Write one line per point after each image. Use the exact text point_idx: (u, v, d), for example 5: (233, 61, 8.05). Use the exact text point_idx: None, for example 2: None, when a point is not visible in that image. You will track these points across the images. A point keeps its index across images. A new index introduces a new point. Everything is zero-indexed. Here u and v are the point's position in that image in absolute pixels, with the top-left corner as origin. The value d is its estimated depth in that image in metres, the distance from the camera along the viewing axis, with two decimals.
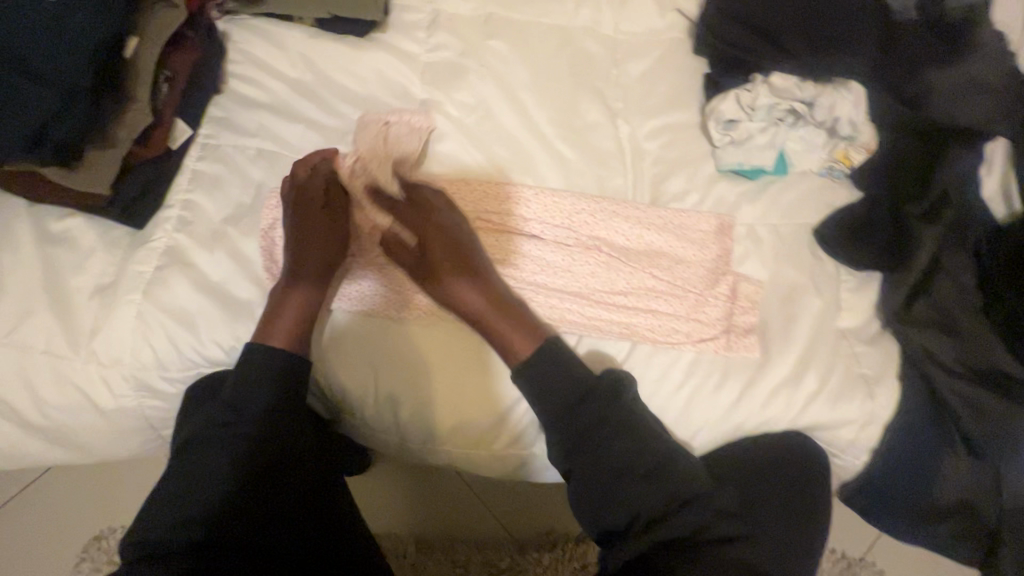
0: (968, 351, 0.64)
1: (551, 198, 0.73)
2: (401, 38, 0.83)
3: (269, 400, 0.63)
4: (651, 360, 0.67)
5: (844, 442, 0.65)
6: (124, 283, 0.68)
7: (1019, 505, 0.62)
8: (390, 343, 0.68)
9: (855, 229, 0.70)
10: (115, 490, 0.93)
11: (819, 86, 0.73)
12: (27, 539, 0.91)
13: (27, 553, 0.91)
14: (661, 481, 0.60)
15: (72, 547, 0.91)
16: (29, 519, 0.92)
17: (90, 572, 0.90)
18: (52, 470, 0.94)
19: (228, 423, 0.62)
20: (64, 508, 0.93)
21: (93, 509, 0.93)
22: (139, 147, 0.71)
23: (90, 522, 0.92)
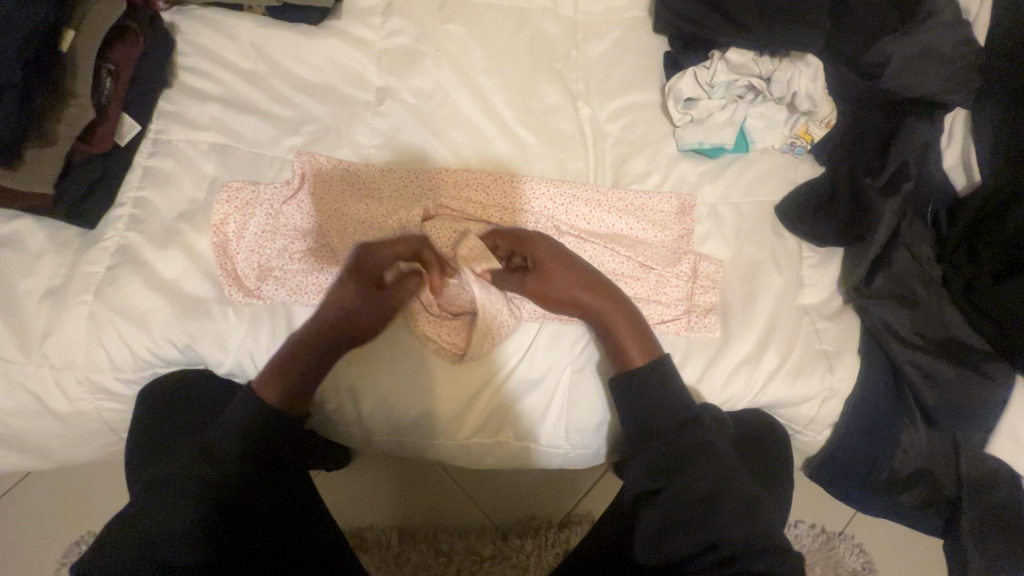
0: (925, 322, 0.64)
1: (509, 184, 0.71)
2: (355, 24, 0.81)
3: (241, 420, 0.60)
4: None
5: (804, 418, 0.66)
6: (74, 285, 0.67)
7: (976, 473, 0.63)
8: None
9: (815, 205, 0.70)
10: (85, 492, 0.93)
11: (775, 61, 0.73)
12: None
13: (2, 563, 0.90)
14: (695, 484, 0.55)
15: (47, 553, 0.90)
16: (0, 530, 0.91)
17: None
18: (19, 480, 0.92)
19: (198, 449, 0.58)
20: (35, 515, 0.92)
21: (66, 513, 0.92)
22: (78, 143, 0.68)
23: (63, 527, 0.91)
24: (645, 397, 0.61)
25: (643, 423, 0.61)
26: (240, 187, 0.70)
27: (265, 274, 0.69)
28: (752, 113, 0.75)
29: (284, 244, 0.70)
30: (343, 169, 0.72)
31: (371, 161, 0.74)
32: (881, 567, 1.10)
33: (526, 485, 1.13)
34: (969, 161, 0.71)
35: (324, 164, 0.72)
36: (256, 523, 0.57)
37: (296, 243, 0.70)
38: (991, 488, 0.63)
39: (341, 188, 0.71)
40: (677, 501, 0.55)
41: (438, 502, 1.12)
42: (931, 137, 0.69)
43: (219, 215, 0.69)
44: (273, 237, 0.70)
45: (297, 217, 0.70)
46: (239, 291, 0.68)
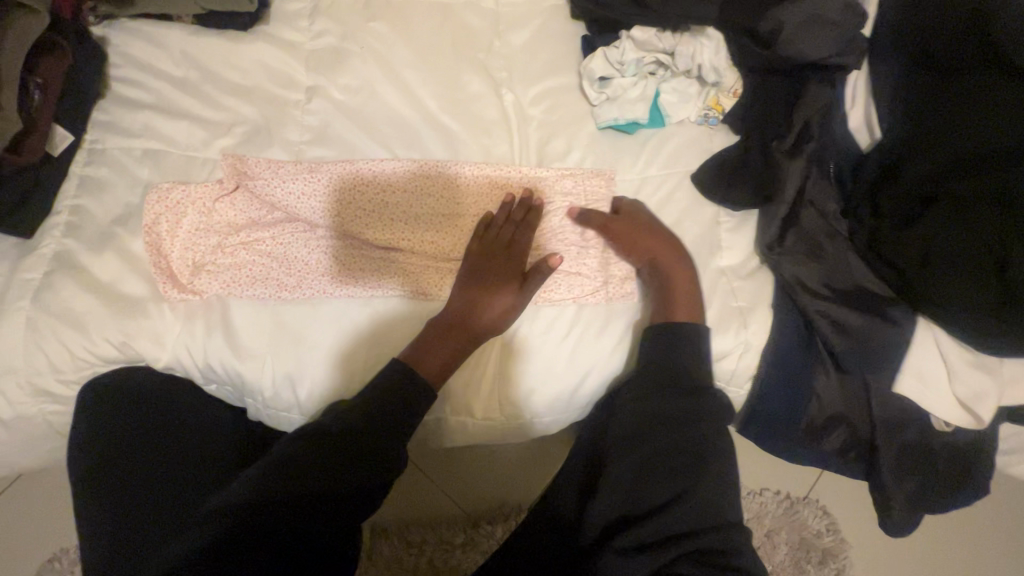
0: (830, 273, 0.67)
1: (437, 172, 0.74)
2: (283, 28, 0.84)
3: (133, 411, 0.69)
4: (537, 315, 0.70)
5: (726, 373, 0.68)
6: (12, 292, 0.68)
7: (886, 414, 0.67)
8: (276, 323, 0.69)
9: (729, 170, 0.72)
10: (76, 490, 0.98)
11: (677, 36, 0.77)
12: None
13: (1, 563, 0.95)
14: (675, 422, 0.59)
15: (43, 548, 0.96)
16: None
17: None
18: (23, 480, 0.99)
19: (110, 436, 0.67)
20: (31, 512, 0.97)
21: (61, 511, 0.98)
22: (8, 155, 0.69)
23: (59, 525, 0.97)
24: (670, 346, 0.64)
25: (650, 368, 0.64)
26: (170, 188, 0.72)
27: (197, 269, 0.71)
28: (665, 88, 0.78)
29: (214, 239, 0.72)
30: (267, 166, 0.74)
31: (301, 157, 0.77)
32: (844, 527, 1.12)
33: (491, 468, 1.11)
34: (869, 120, 0.73)
35: (248, 166, 0.74)
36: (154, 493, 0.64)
37: (227, 238, 0.72)
38: (901, 428, 0.67)
39: (269, 182, 0.72)
40: (662, 450, 0.57)
41: (407, 493, 1.10)
42: (831, 100, 0.72)
43: (151, 214, 0.71)
44: (202, 233, 0.72)
45: (229, 214, 0.73)
46: (172, 287, 0.70)
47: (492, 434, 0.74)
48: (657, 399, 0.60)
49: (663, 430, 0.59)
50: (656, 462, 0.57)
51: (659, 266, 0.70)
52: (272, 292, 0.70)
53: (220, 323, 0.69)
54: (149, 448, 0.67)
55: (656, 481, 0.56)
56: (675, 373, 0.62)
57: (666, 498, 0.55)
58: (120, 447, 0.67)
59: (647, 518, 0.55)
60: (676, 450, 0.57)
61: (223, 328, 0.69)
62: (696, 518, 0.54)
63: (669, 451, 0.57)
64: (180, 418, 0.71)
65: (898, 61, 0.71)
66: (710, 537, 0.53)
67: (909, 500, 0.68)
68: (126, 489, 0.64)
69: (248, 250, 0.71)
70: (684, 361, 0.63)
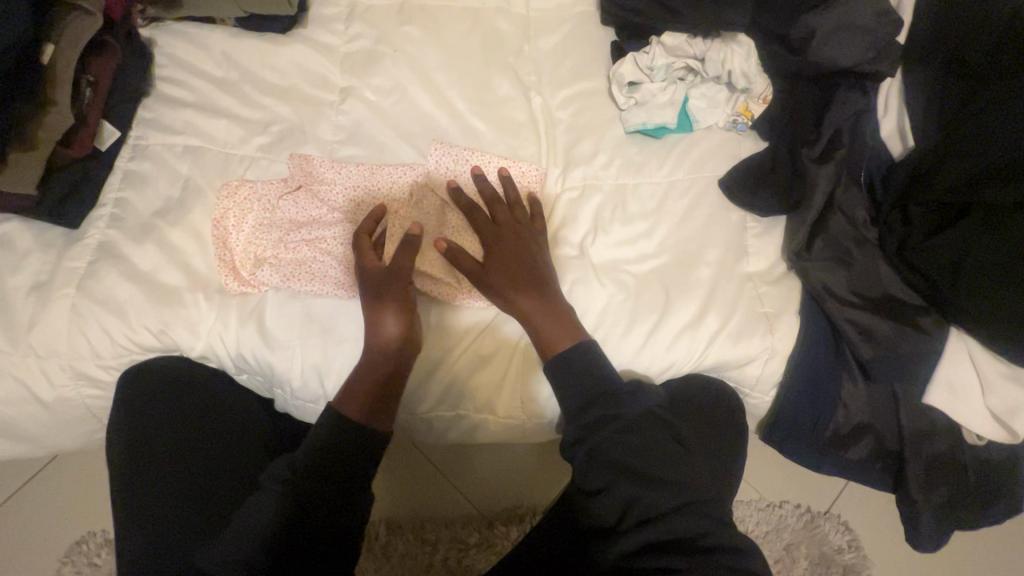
0: (859, 281, 0.67)
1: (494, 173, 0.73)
2: (319, 31, 0.86)
3: (158, 409, 0.71)
4: None
5: (751, 377, 0.69)
6: (58, 279, 0.71)
7: (915, 426, 0.66)
8: (332, 319, 0.72)
9: (757, 176, 0.72)
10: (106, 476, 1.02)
11: (708, 42, 0.78)
12: (31, 528, 0.99)
13: (32, 542, 0.99)
14: (620, 425, 0.59)
15: (73, 531, 1.00)
16: (30, 510, 1.00)
17: (84, 560, 0.98)
18: (56, 462, 1.02)
19: (134, 437, 0.70)
20: (62, 495, 1.01)
21: (90, 496, 1.01)
22: (60, 148, 0.73)
23: (88, 510, 1.00)
24: (570, 376, 0.62)
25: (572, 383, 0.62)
26: (238, 185, 0.75)
27: (258, 262, 0.72)
28: (694, 94, 0.78)
29: (273, 235, 0.73)
30: (331, 165, 0.74)
31: (334, 155, 0.79)
32: (867, 544, 1.09)
33: (508, 470, 1.12)
34: (903, 129, 0.73)
35: (315, 166, 0.74)
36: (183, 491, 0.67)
37: (288, 234, 0.73)
38: (932, 440, 0.66)
39: (336, 184, 0.74)
40: (620, 450, 0.58)
41: (424, 493, 1.10)
42: (862, 106, 0.72)
43: (219, 210, 0.74)
44: (266, 229, 0.73)
45: (291, 210, 0.74)
46: (234, 280, 0.72)
47: (511, 430, 0.75)
48: (582, 405, 0.61)
49: (623, 435, 0.59)
50: (614, 460, 0.58)
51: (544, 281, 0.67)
52: (329, 289, 0.71)
53: (275, 317, 0.71)
54: (167, 450, 0.69)
55: (625, 480, 0.57)
56: (573, 387, 0.62)
57: (631, 499, 0.56)
58: (145, 453, 0.69)
59: (621, 523, 0.56)
60: (635, 451, 0.58)
61: (276, 321, 0.71)
62: (666, 510, 0.55)
63: (625, 450, 0.58)
64: (194, 416, 0.73)
65: (933, 67, 0.70)
66: (680, 524, 0.54)
67: (937, 515, 0.67)
68: (154, 488, 0.67)
69: (308, 247, 0.72)
70: (576, 380, 0.62)
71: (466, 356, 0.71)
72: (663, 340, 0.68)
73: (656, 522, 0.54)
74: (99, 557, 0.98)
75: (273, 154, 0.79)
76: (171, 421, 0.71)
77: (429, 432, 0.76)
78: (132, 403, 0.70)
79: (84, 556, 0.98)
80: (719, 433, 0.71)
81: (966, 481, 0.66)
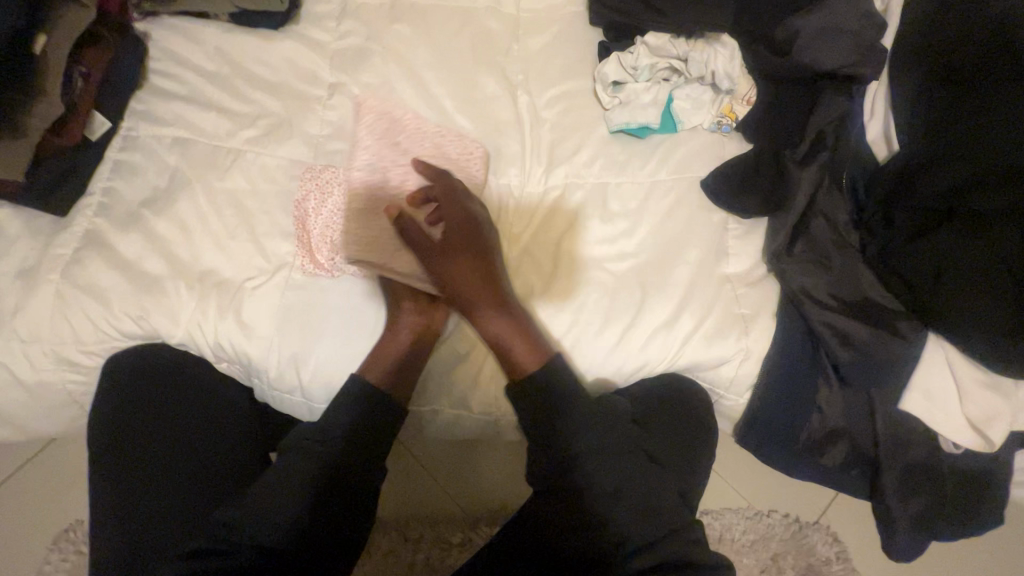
0: (838, 283, 0.66)
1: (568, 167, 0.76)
2: (311, 28, 0.87)
3: (138, 406, 0.72)
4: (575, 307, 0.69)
5: (726, 380, 0.68)
6: (45, 265, 0.72)
7: (893, 433, 0.65)
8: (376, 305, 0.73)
9: (739, 176, 0.72)
10: None
11: (690, 43, 0.78)
12: (18, 514, 1.01)
13: (18, 528, 1.00)
14: (622, 454, 0.62)
15: (58, 518, 1.01)
16: (17, 496, 1.01)
17: (69, 547, 0.99)
18: (44, 450, 1.03)
19: (115, 433, 0.71)
20: (50, 482, 1.02)
21: (78, 484, 1.02)
22: (49, 137, 0.74)
23: (74, 498, 1.02)
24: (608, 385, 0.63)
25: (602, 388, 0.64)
26: (322, 170, 0.77)
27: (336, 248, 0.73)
28: (679, 93, 0.78)
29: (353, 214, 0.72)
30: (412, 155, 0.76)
31: (320, 149, 0.80)
32: (855, 556, 1.08)
33: (494, 467, 1.11)
34: (889, 134, 0.72)
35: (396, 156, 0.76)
36: (155, 487, 0.68)
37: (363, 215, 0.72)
38: (909, 447, 0.65)
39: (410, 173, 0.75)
40: (625, 476, 0.61)
41: (409, 491, 1.10)
42: (846, 109, 0.71)
43: (302, 192, 0.76)
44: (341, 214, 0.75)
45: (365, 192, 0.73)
46: (310, 262, 0.73)
47: (488, 427, 0.76)
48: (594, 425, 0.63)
49: (624, 465, 0.61)
50: (620, 488, 0.61)
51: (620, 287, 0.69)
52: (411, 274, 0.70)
53: (251, 313, 0.72)
54: (156, 475, 0.69)
55: (621, 512, 0.60)
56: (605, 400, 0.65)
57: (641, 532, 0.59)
58: (122, 449, 0.70)
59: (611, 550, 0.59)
60: (640, 476, 0.61)
61: (251, 314, 0.72)
62: (658, 535, 0.59)
63: (632, 482, 0.61)
64: (177, 435, 0.71)
65: (919, 70, 0.69)
66: (667, 550, 0.58)
67: (914, 526, 0.65)
68: (125, 486, 0.68)
69: (362, 217, 0.71)
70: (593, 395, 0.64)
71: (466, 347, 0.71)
72: (640, 340, 0.67)
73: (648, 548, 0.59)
74: (83, 544, 0.99)
75: (260, 148, 0.80)
76: (149, 418, 0.72)
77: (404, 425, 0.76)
78: (110, 398, 0.72)
79: (70, 543, 0.99)
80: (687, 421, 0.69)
81: (944, 487, 0.65)
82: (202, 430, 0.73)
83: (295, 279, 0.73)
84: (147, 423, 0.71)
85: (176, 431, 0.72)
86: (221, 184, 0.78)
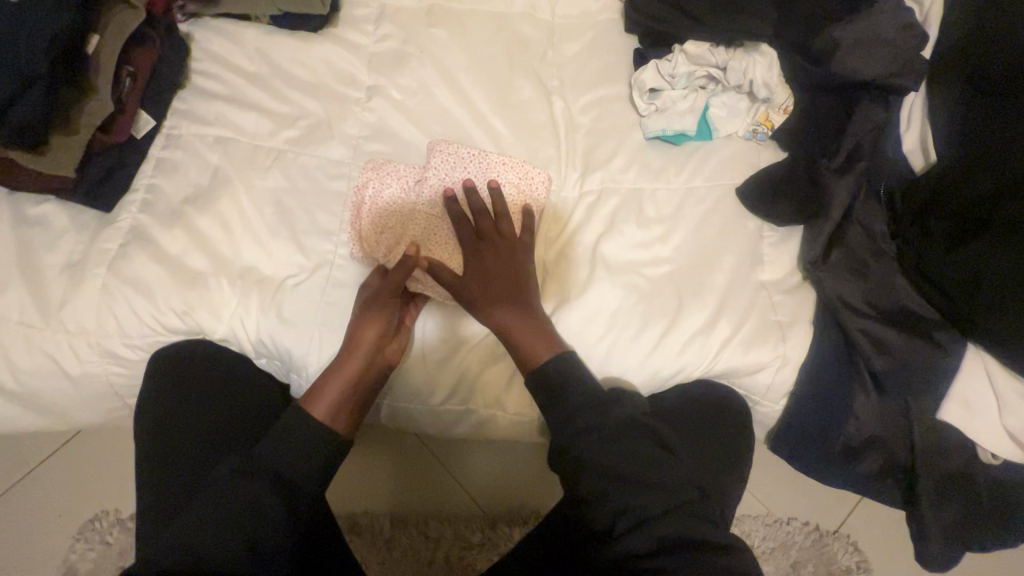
0: (876, 293, 0.67)
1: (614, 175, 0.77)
2: (349, 31, 0.89)
3: (182, 395, 0.76)
4: (597, 313, 0.70)
5: (762, 387, 0.69)
6: (90, 259, 0.74)
7: (931, 444, 0.65)
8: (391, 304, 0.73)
9: (776, 184, 0.72)
10: (123, 455, 1.04)
11: (730, 52, 0.79)
12: (47, 503, 1.02)
13: (46, 516, 1.02)
14: (625, 446, 0.60)
15: (85, 508, 1.02)
16: (46, 484, 1.03)
17: (95, 536, 1.01)
18: (73, 440, 1.05)
19: (158, 419, 0.75)
20: (78, 472, 1.04)
21: (106, 475, 1.04)
22: (99, 134, 0.76)
23: (102, 488, 1.03)
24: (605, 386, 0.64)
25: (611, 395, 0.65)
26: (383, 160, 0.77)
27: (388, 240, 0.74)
28: (715, 102, 0.79)
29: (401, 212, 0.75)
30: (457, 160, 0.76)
31: (358, 151, 0.81)
32: (875, 566, 1.08)
33: (515, 469, 1.12)
34: (926, 142, 0.73)
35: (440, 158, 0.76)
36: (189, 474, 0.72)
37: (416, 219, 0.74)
38: (947, 457, 0.65)
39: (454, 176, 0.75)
40: (625, 464, 0.59)
41: (428, 489, 1.10)
42: (884, 120, 0.72)
43: (362, 179, 0.77)
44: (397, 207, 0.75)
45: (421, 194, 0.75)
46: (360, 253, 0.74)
47: (520, 429, 0.76)
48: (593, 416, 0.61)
49: (627, 450, 0.59)
50: (618, 473, 0.58)
51: (658, 289, 0.70)
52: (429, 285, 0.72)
53: (290, 310, 0.73)
54: (191, 481, 0.72)
55: (613, 489, 0.58)
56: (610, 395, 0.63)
57: (645, 514, 0.56)
58: (164, 437, 0.74)
59: (613, 531, 0.57)
60: (639, 459, 0.59)
61: (289, 312, 0.73)
62: (667, 510, 0.57)
63: (637, 472, 0.58)
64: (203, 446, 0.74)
65: (958, 82, 0.69)
66: (678, 523, 0.55)
67: (948, 537, 0.66)
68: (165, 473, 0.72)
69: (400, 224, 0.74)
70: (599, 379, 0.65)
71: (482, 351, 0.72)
72: (675, 344, 0.68)
73: (655, 522, 0.56)
74: (109, 535, 1.01)
75: (300, 148, 0.81)
76: (190, 408, 0.76)
77: (436, 425, 0.77)
78: (153, 389, 0.75)
79: (96, 532, 1.01)
80: (716, 425, 0.70)
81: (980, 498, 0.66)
82: (241, 421, 0.77)
83: (334, 277, 0.74)
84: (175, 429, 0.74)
85: (215, 422, 0.76)
86: (261, 183, 0.79)
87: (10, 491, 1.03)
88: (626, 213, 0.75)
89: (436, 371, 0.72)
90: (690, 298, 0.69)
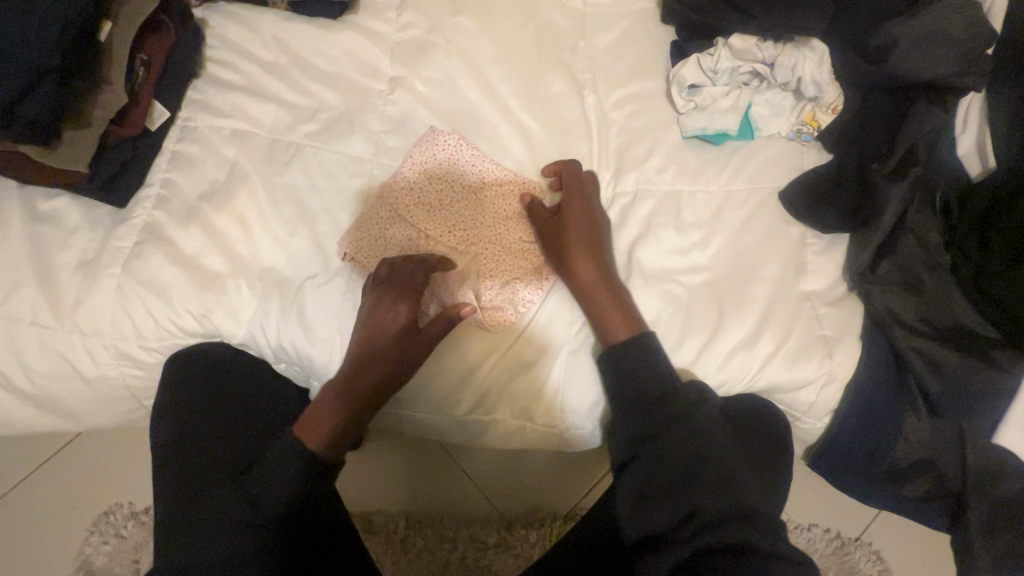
0: (929, 307, 0.64)
1: (650, 176, 0.74)
2: (370, 18, 0.84)
3: (210, 383, 0.73)
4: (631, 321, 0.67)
5: (804, 404, 0.66)
6: (105, 258, 0.71)
7: (981, 466, 0.63)
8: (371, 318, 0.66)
9: (823, 193, 0.68)
10: (136, 450, 1.03)
11: (778, 47, 0.73)
12: (61, 496, 1.01)
13: (60, 510, 1.01)
14: (671, 443, 0.58)
15: (99, 502, 1.01)
16: (59, 478, 1.02)
17: (108, 531, 1.00)
18: (87, 434, 1.03)
19: (185, 396, 0.73)
20: (91, 467, 1.02)
21: (119, 469, 1.02)
22: (112, 126, 0.73)
23: (115, 482, 1.02)
24: (639, 373, 0.62)
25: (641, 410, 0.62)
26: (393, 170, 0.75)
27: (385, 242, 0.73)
28: (758, 100, 0.75)
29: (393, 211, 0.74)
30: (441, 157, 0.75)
31: (380, 146, 0.77)
32: None
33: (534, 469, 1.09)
34: (984, 147, 0.69)
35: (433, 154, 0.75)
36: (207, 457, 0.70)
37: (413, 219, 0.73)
38: (999, 481, 0.63)
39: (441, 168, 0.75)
40: (667, 461, 0.58)
41: (444, 491, 1.08)
42: (942, 122, 0.67)
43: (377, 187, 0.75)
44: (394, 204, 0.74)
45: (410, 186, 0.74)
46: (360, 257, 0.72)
47: (550, 440, 0.73)
48: (639, 409, 0.61)
49: (676, 442, 0.58)
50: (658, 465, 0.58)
51: (696, 299, 0.67)
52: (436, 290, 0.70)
53: (311, 312, 0.70)
54: (204, 466, 0.69)
55: (656, 483, 0.57)
56: (644, 381, 0.62)
57: (687, 506, 0.55)
58: (191, 419, 0.72)
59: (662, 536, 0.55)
60: (681, 448, 0.58)
61: (310, 313, 0.70)
62: (723, 517, 0.53)
63: (683, 471, 0.57)
64: (228, 442, 0.71)
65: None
66: (731, 531, 0.52)
67: (996, 562, 0.63)
68: (187, 453, 0.70)
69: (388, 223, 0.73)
70: (630, 379, 0.62)
71: (506, 362, 0.70)
72: (714, 357, 0.65)
73: (711, 526, 0.53)
74: (123, 530, 1.00)
75: (320, 143, 0.77)
76: (216, 394, 0.73)
77: (463, 434, 0.75)
78: (176, 374, 0.72)
79: (111, 526, 1.00)
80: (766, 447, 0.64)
81: None
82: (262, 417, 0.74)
83: (354, 284, 0.71)
84: (198, 426, 0.72)
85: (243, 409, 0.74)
86: (280, 179, 0.76)
87: (24, 484, 1.02)
88: (662, 218, 0.71)
89: (462, 380, 0.70)
90: (732, 311, 0.66)
